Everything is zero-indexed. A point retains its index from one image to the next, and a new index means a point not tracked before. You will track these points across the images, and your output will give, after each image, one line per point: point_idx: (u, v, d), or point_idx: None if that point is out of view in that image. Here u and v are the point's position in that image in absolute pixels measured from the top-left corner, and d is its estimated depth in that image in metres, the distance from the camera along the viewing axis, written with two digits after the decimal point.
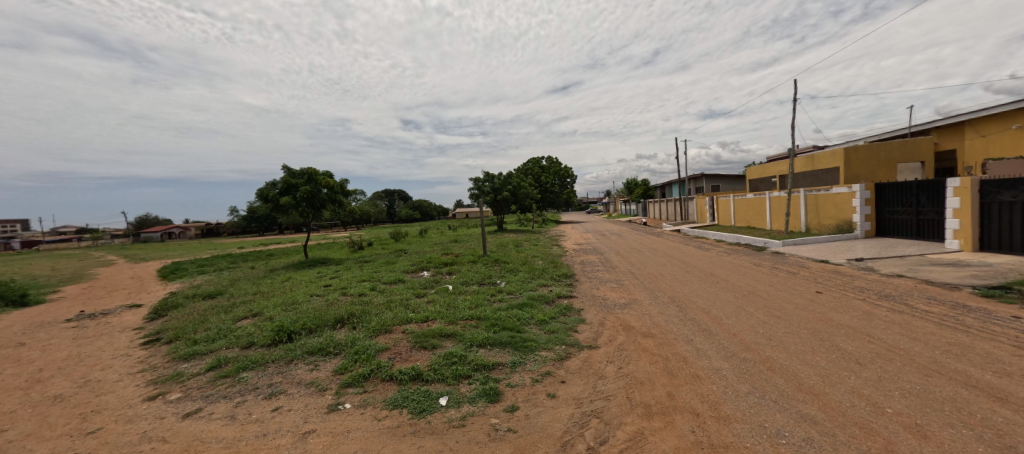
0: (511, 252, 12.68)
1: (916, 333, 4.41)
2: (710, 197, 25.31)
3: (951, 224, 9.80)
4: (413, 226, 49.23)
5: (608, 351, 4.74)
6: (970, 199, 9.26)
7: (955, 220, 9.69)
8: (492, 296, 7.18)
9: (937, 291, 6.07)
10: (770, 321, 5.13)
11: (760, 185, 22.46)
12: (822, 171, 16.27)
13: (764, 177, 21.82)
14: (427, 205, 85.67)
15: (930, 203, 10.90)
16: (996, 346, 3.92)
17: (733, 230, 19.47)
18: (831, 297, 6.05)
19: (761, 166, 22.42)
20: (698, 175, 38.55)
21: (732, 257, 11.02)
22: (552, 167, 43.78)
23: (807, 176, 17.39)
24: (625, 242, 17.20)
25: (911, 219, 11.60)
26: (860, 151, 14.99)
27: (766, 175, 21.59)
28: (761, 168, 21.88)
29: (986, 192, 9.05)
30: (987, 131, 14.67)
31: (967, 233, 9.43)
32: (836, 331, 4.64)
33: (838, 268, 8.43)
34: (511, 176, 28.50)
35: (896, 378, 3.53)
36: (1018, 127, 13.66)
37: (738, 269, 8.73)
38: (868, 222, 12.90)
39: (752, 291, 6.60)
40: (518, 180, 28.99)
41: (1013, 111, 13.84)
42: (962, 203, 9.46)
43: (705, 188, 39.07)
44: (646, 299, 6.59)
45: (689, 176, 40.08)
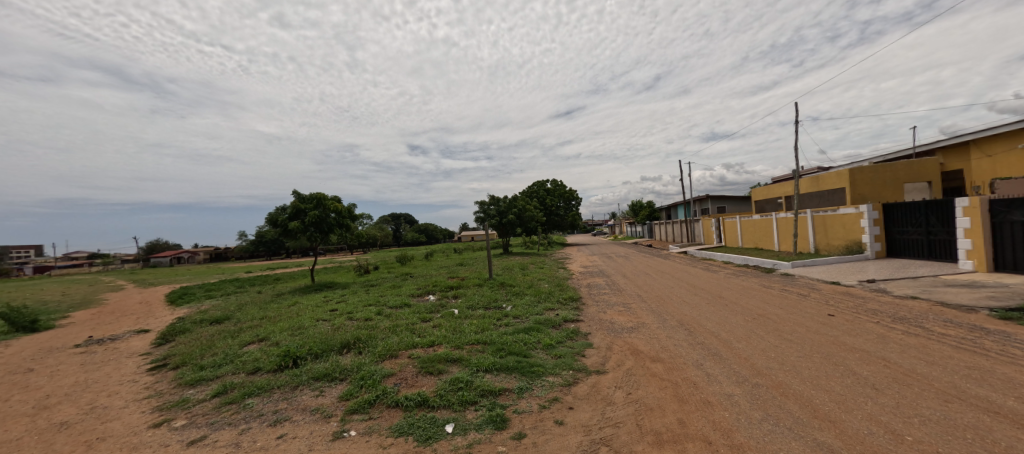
0: (517, 275, 12.58)
1: (934, 357, 4.28)
2: (716, 218, 25.15)
3: (963, 244, 9.63)
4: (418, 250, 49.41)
5: (616, 377, 4.66)
6: (979, 219, 9.15)
7: (966, 240, 9.54)
8: (498, 320, 7.10)
9: (954, 313, 5.89)
10: (782, 344, 5.02)
11: (766, 206, 22.33)
12: (829, 191, 16.19)
13: (770, 198, 21.74)
14: (432, 226, 86.14)
15: (940, 223, 10.75)
16: (1018, 370, 3.79)
17: (741, 250, 19.25)
18: (845, 320, 5.89)
19: (767, 187, 22.39)
20: (704, 197, 38.46)
21: (740, 278, 10.93)
22: (557, 190, 44.04)
23: (814, 196, 17.30)
24: (631, 263, 17.14)
25: (922, 239, 11.40)
26: (865, 172, 14.96)
27: (772, 196, 21.53)
28: (767, 190, 21.82)
29: (996, 212, 8.93)
30: (993, 151, 14.57)
31: (982, 254, 9.20)
32: (849, 355, 4.53)
33: (850, 290, 8.27)
34: (516, 198, 28.68)
35: (914, 404, 3.41)
36: None
37: (746, 291, 8.61)
38: (878, 243, 12.72)
39: (761, 314, 6.50)
40: (523, 202, 29.13)
41: (1018, 131, 13.79)
42: (973, 223, 9.33)
43: (710, 209, 38.82)
44: (654, 323, 6.48)
45: (694, 197, 40.15)
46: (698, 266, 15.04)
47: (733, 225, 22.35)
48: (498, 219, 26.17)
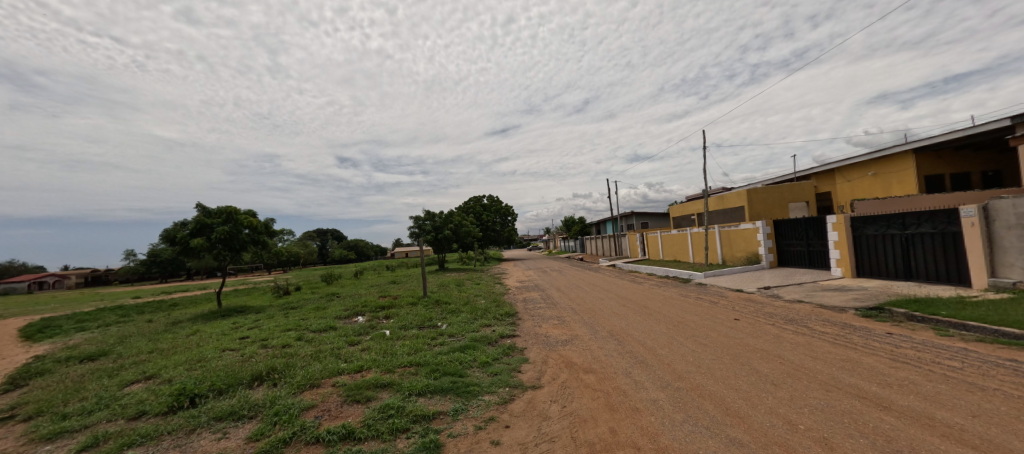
0: (453, 292, 12.28)
1: (817, 352, 4.95)
2: (640, 233, 27.11)
3: (834, 254, 11.41)
4: (347, 269, 46.34)
5: (551, 391, 4.69)
6: (844, 233, 10.98)
7: (836, 251, 11.32)
8: (433, 340, 6.83)
9: (830, 313, 6.89)
10: (698, 349, 5.45)
11: (682, 222, 24.65)
12: (732, 209, 18.34)
13: (685, 215, 24.05)
14: (363, 243, 81.97)
15: (817, 237, 12.66)
16: (877, 359, 4.53)
17: (662, 263, 20.88)
18: (748, 324, 6.60)
19: (682, 205, 24.77)
20: (628, 214, 41.72)
21: (662, 288, 11.83)
22: (493, 205, 44.64)
23: (720, 214, 19.46)
24: (566, 277, 17.73)
25: (804, 250, 13.31)
26: (759, 193, 17.23)
27: (686, 213, 23.82)
28: (682, 208, 24.13)
29: (856, 227, 10.78)
30: (852, 177, 17.67)
31: (847, 262, 10.94)
32: (753, 355, 5.05)
33: (751, 297, 9.33)
34: (452, 214, 28.33)
35: (804, 395, 3.89)
36: (873, 174, 16.62)
37: (668, 300, 9.31)
38: (771, 254, 14.60)
39: (680, 321, 7.04)
40: (460, 218, 28.91)
41: (867, 161, 16.90)
42: (839, 236, 11.15)
43: (635, 225, 42.09)
44: (586, 335, 6.68)
45: (620, 213, 43.29)
46: (626, 278, 15.98)
47: (655, 240, 24.25)
48: (434, 235, 25.67)
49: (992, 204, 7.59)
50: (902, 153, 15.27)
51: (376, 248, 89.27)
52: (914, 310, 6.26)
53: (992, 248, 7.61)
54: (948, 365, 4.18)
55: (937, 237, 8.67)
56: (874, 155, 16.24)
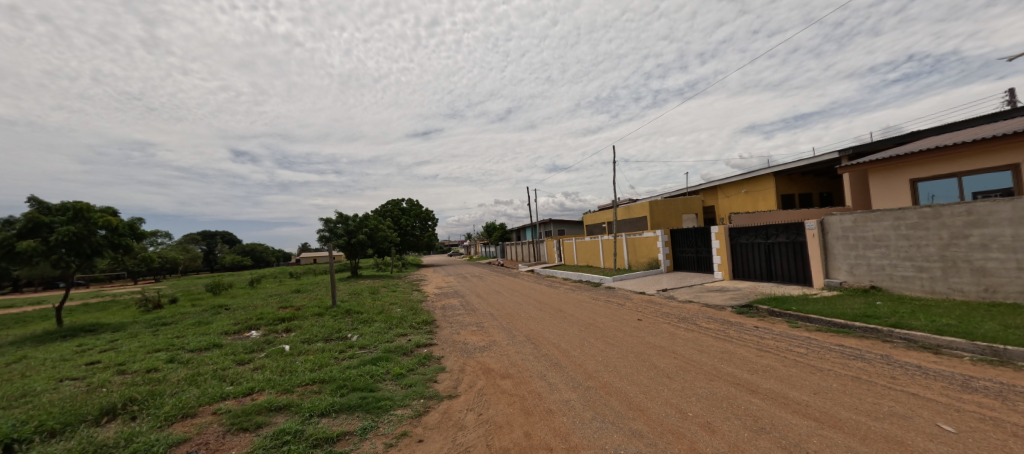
0: (365, 300, 11.53)
1: (703, 345, 5.63)
2: (557, 240, 28.51)
3: (715, 260, 13.14)
4: (240, 277, 40.82)
5: (467, 399, 4.61)
6: (724, 241, 12.73)
7: (717, 257, 13.05)
8: (341, 353, 6.31)
9: (713, 311, 7.91)
10: (606, 348, 5.83)
11: (594, 230, 26.54)
12: (637, 219, 20.24)
13: (597, 224, 25.96)
14: (263, 248, 73.45)
15: (703, 244, 14.52)
16: (747, 349, 5.29)
17: (577, 268, 22.10)
18: (649, 323, 7.27)
19: (595, 214, 26.70)
20: (546, 221, 43.98)
21: (576, 292, 12.51)
22: (413, 209, 43.37)
23: (627, 223, 21.34)
24: (486, 283, 17.77)
25: (693, 256, 15.12)
26: (659, 204, 19.30)
27: (598, 222, 25.75)
28: (594, 217, 26.00)
29: (733, 236, 12.60)
30: (729, 193, 20.75)
31: (726, 266, 12.66)
32: (652, 351, 5.55)
33: (652, 298, 10.31)
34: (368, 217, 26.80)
35: (693, 385, 4.37)
36: (745, 192, 19.71)
37: (581, 303, 9.86)
38: (667, 259, 16.26)
39: (591, 323, 7.49)
40: (377, 222, 27.49)
41: (740, 180, 20.00)
42: (720, 244, 12.88)
43: (552, 231, 44.44)
44: (504, 340, 6.74)
45: (539, 220, 45.08)
46: (543, 283, 16.54)
47: (570, 246, 25.70)
48: (346, 239, 24.00)
49: (826, 220, 9.45)
50: (764, 176, 18.40)
51: (279, 253, 80.31)
52: (773, 306, 7.47)
53: (827, 255, 9.45)
54: (796, 351, 5.06)
55: (790, 245, 10.48)
56: (745, 176, 19.28)
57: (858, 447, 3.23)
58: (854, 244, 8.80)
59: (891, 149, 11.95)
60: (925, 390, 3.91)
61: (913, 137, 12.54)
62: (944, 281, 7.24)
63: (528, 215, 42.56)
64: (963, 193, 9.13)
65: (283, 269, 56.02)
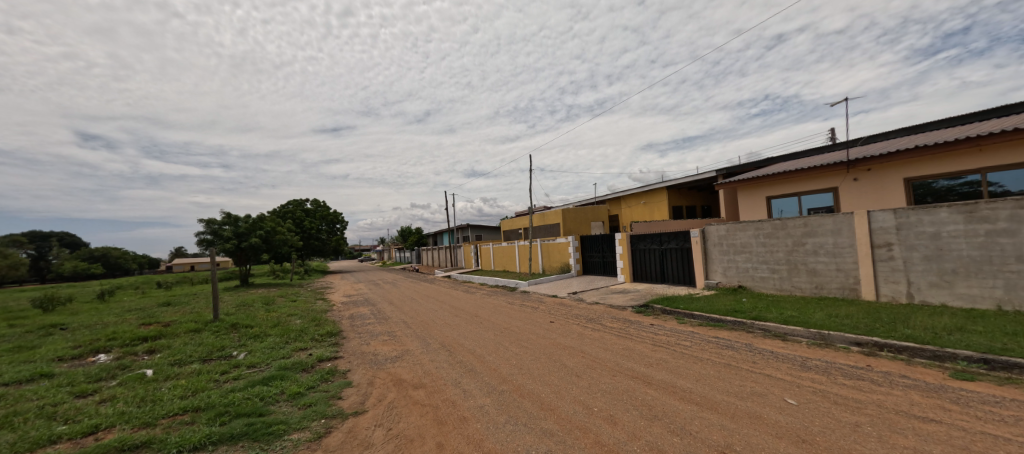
0: (257, 312, 10.21)
1: (607, 344, 6.08)
2: (474, 245, 28.70)
3: (619, 264, 14.37)
4: (84, 288, 33.01)
5: (376, 414, 4.32)
6: (626, 247, 13.99)
7: (620, 261, 14.28)
8: (222, 374, 5.48)
9: (616, 312, 8.63)
10: (521, 352, 5.96)
11: (511, 236, 27.34)
12: (551, 225, 21.36)
13: (513, 229, 26.80)
14: (122, 253, 60.95)
15: (608, 250, 15.81)
16: (644, 345, 5.85)
17: (493, 273, 22.35)
18: (560, 325, 7.64)
19: (511, 220, 27.53)
20: (463, 226, 44.26)
21: (493, 297, 12.65)
22: (319, 211, 40.03)
23: (542, 229, 22.39)
24: (400, 290, 16.96)
25: (600, 261, 16.38)
26: (571, 212, 20.62)
27: (514, 228, 26.64)
28: (511, 222, 26.82)
29: (633, 243, 13.90)
30: (630, 203, 23.00)
31: (628, 270, 13.91)
32: (563, 352, 5.83)
33: (563, 301, 10.88)
34: (264, 219, 23.94)
35: (598, 382, 4.67)
36: (643, 203, 22.01)
37: (497, 308, 9.99)
38: (577, 264, 17.39)
39: (507, 327, 7.62)
40: (274, 224, 24.71)
41: (639, 192, 22.29)
42: (623, 250, 14.13)
43: (469, 237, 44.80)
44: (418, 349, 6.50)
45: (456, 225, 44.96)
46: (459, 289, 16.35)
47: (487, 251, 26.10)
48: (235, 243, 21.13)
49: (707, 229, 10.95)
50: (658, 189, 20.82)
51: (146, 259, 67.47)
52: (665, 305, 8.39)
53: (707, 259, 10.96)
54: (682, 344, 5.74)
55: (679, 251, 11.90)
56: (643, 188, 21.56)
57: (728, 424, 3.76)
58: (727, 250, 10.34)
59: (753, 171, 14.41)
60: (775, 371, 4.72)
61: (767, 163, 15.33)
62: (790, 280, 8.88)
63: (446, 220, 42.05)
64: (802, 209, 11.38)
65: (148, 277, 46.89)
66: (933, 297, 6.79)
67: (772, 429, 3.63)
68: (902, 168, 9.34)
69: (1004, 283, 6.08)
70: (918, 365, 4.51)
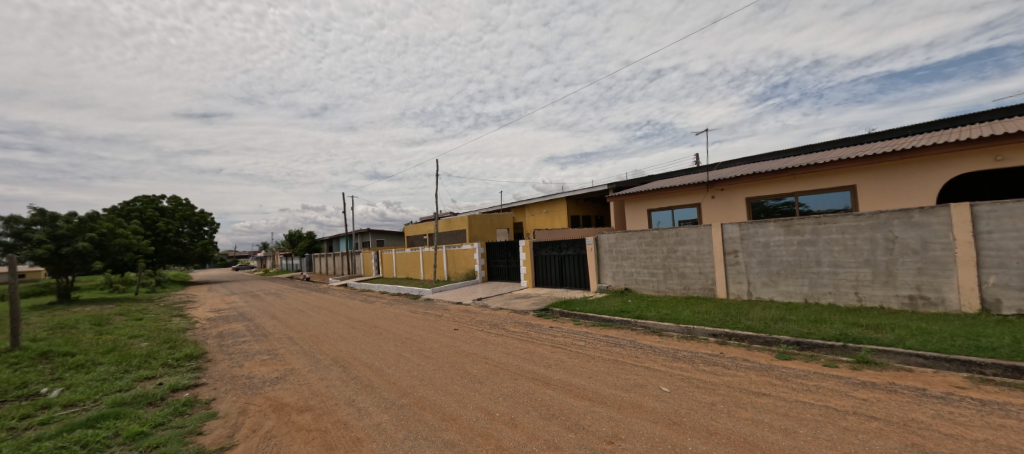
0: (80, 337, 8.09)
1: (510, 348, 6.24)
2: (375, 251, 27.26)
3: (522, 270, 14.90)
4: None
5: (248, 447, 3.74)
6: (529, 253, 14.58)
7: (523, 267, 14.82)
8: (19, 420, 4.20)
9: (519, 316, 8.92)
10: (423, 362, 5.78)
11: (415, 241, 26.67)
12: (456, 231, 21.39)
13: (417, 235, 26.19)
14: None
15: (513, 256, 16.34)
16: (544, 347, 6.15)
17: (396, 281, 21.33)
18: (464, 332, 7.62)
19: (416, 225, 26.92)
20: (364, 231, 41.95)
21: (395, 306, 12.05)
22: (180, 210, 34.02)
23: (448, 235, 22.30)
24: (286, 301, 15.06)
25: (504, 267, 16.81)
26: (476, 219, 20.94)
27: (419, 233, 26.07)
28: (416, 228, 26.18)
29: (535, 249, 14.56)
30: (534, 211, 24.13)
31: (530, 276, 14.53)
32: (466, 359, 5.81)
33: (468, 308, 10.88)
34: (100, 218, 19.38)
35: (500, 386, 4.75)
36: (545, 211, 23.22)
37: (398, 318, 9.56)
38: (482, 270, 17.62)
39: (409, 337, 7.32)
40: (116, 225, 20.17)
41: (542, 201, 23.42)
42: (525, 256, 14.70)
43: (370, 242, 42.54)
44: (305, 367, 5.85)
45: (357, 229, 42.12)
46: (357, 299, 15.18)
47: (389, 257, 25.07)
48: (52, 247, 16.68)
49: (599, 237, 12.02)
50: (559, 199, 22.29)
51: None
52: (563, 307, 8.95)
53: (599, 265, 12.01)
54: (577, 344, 6.18)
55: (576, 257, 12.83)
56: (546, 197, 22.81)
57: (615, 415, 4.12)
58: (615, 256, 11.47)
59: (637, 186, 16.32)
60: (652, 363, 5.36)
61: (649, 180, 17.57)
62: (664, 283, 10.21)
63: (344, 223, 39.06)
64: (674, 220, 13.18)
65: None
66: (765, 293, 8.45)
67: (650, 415, 4.09)
68: (744, 190, 11.47)
69: (808, 281, 7.85)
70: (755, 349, 5.53)
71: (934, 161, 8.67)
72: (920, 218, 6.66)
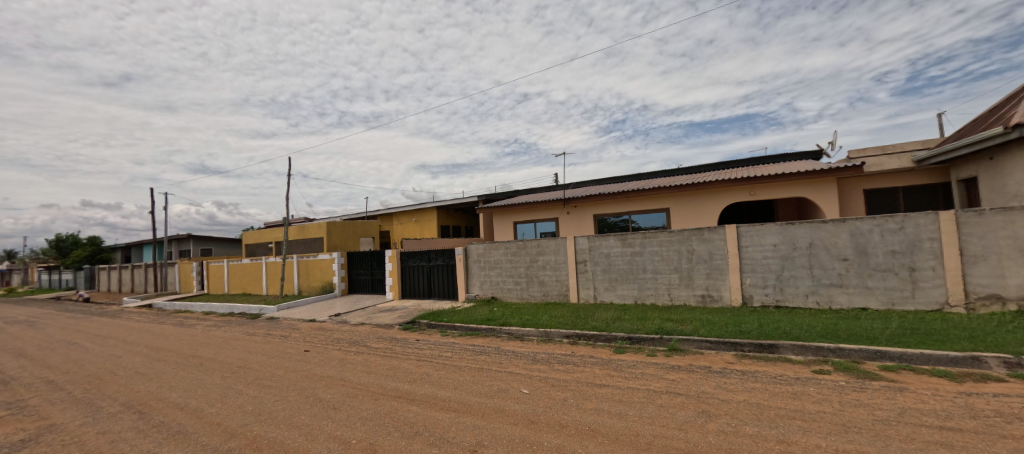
0: None
1: (370, 367, 5.82)
2: (199, 262, 22.44)
3: (388, 281, 14.13)
4: None
5: None
6: (396, 264, 13.94)
7: (389, 278, 14.09)
8: None
9: (383, 331, 8.43)
10: (260, 394, 4.93)
11: (256, 250, 22.92)
12: (312, 239, 19.22)
13: (260, 243, 22.60)
14: None
15: (378, 267, 15.42)
16: (409, 362, 5.94)
17: (229, 299, 17.71)
18: (317, 353, 6.81)
19: (258, 231, 23.27)
20: (183, 236, 34.10)
21: (225, 329, 10.01)
22: None
23: (300, 243, 19.85)
24: (46, 332, 10.94)
25: (367, 279, 15.73)
26: (336, 226, 19.22)
27: (261, 241, 22.52)
28: (258, 234, 22.59)
29: (403, 259, 14.03)
30: (402, 220, 23.65)
31: (396, 287, 13.90)
32: (318, 384, 5.18)
33: (323, 326, 9.78)
34: None
35: (358, 410, 4.36)
36: (415, 220, 22.97)
37: (230, 343, 7.97)
38: (342, 282, 16.17)
39: (243, 366, 6.16)
40: None
41: (412, 210, 23.09)
42: (392, 267, 14.02)
43: (191, 250, 34.71)
44: (74, 420, 4.36)
45: (171, 234, 33.99)
46: (168, 323, 11.98)
47: (219, 269, 20.96)
48: None
49: (469, 248, 12.31)
50: (429, 208, 22.30)
51: None
52: (431, 319, 8.82)
53: (468, 274, 12.27)
54: (444, 355, 6.15)
55: (446, 268, 12.84)
56: (416, 206, 22.59)
57: (480, 423, 4.19)
58: (484, 266, 11.89)
59: (507, 200, 17.33)
60: (514, 367, 5.68)
61: (516, 194, 18.93)
62: (526, 290, 11.03)
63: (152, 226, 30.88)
64: (536, 232, 14.41)
65: None
66: (607, 297, 9.86)
67: (511, 418, 4.30)
68: (591, 207, 13.25)
69: (637, 286, 9.48)
70: (599, 346, 6.38)
71: (715, 193, 11.55)
72: (708, 235, 8.72)
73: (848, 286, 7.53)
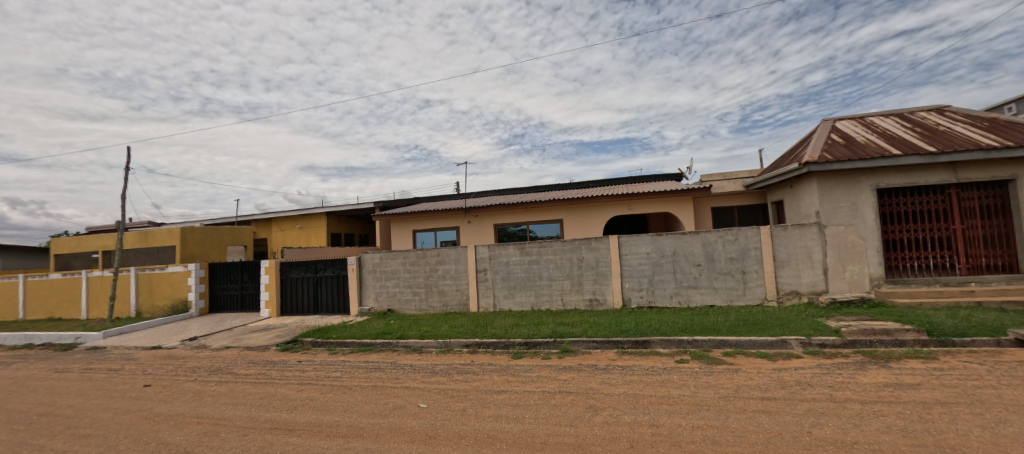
0: None
1: (237, 398, 4.99)
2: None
3: (263, 296, 12.34)
4: None
5: None
6: (273, 276, 12.28)
7: (265, 293, 12.33)
8: None
9: (254, 354, 7.33)
10: (72, 448, 3.83)
11: (72, 262, 17.99)
12: (159, 248, 15.87)
13: (78, 252, 17.81)
14: None
15: (250, 280, 13.39)
16: (288, 387, 5.25)
17: (25, 327, 13.52)
18: (162, 387, 5.59)
19: (76, 238, 18.33)
20: None
21: (17, 367, 7.59)
22: None
23: (142, 253, 16.21)
24: None
25: (236, 294, 13.56)
26: (196, 233, 16.20)
27: (81, 250, 17.76)
28: (76, 242, 17.79)
29: (283, 271, 12.44)
30: (284, 226, 21.15)
31: (274, 303, 12.24)
32: (163, 426, 4.25)
33: (171, 353, 8.09)
34: None
35: (219, 451, 3.68)
36: (299, 227, 20.70)
37: (25, 385, 6.06)
38: (201, 300, 13.67)
39: (43, 414, 4.72)
40: None
41: (296, 215, 20.80)
42: (268, 280, 12.30)
43: None
44: None
45: None
46: None
47: (9, 287, 15.90)
48: None
49: (363, 257, 11.52)
50: (318, 214, 20.33)
51: None
52: (316, 337, 7.98)
53: (362, 286, 11.46)
54: (332, 376, 5.60)
55: (335, 279, 11.78)
56: (301, 212, 20.40)
57: (373, 445, 3.90)
58: (379, 277, 11.24)
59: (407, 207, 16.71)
60: (412, 382, 5.45)
61: (417, 201, 18.41)
62: (425, 301, 10.74)
63: None
64: (436, 241, 14.20)
65: None
66: (506, 304, 10.17)
67: (407, 436, 4.10)
68: (492, 216, 13.56)
69: (533, 293, 9.98)
70: (497, 353, 6.51)
71: (600, 207, 12.82)
72: (595, 245, 9.63)
73: (701, 287, 9.03)
